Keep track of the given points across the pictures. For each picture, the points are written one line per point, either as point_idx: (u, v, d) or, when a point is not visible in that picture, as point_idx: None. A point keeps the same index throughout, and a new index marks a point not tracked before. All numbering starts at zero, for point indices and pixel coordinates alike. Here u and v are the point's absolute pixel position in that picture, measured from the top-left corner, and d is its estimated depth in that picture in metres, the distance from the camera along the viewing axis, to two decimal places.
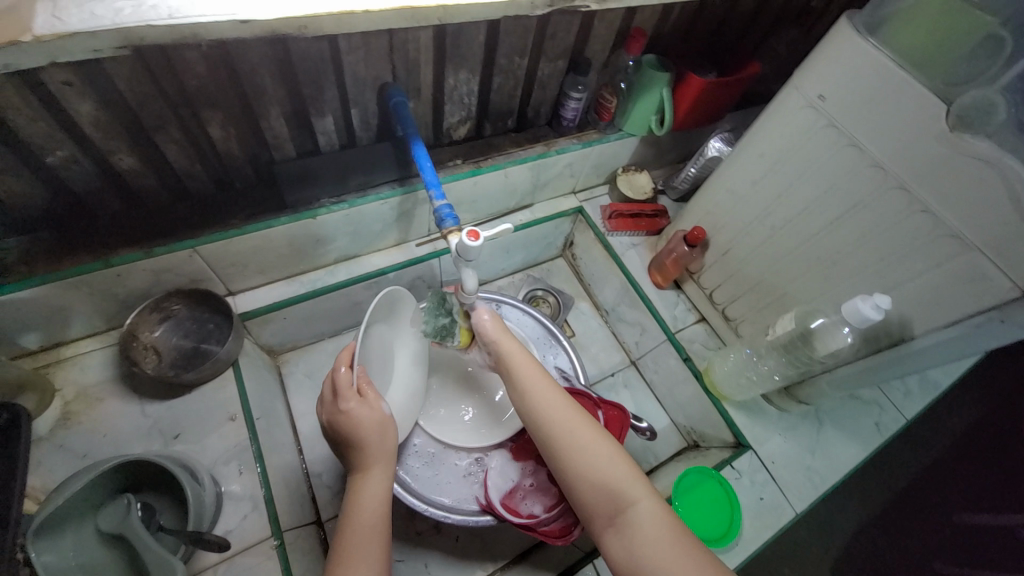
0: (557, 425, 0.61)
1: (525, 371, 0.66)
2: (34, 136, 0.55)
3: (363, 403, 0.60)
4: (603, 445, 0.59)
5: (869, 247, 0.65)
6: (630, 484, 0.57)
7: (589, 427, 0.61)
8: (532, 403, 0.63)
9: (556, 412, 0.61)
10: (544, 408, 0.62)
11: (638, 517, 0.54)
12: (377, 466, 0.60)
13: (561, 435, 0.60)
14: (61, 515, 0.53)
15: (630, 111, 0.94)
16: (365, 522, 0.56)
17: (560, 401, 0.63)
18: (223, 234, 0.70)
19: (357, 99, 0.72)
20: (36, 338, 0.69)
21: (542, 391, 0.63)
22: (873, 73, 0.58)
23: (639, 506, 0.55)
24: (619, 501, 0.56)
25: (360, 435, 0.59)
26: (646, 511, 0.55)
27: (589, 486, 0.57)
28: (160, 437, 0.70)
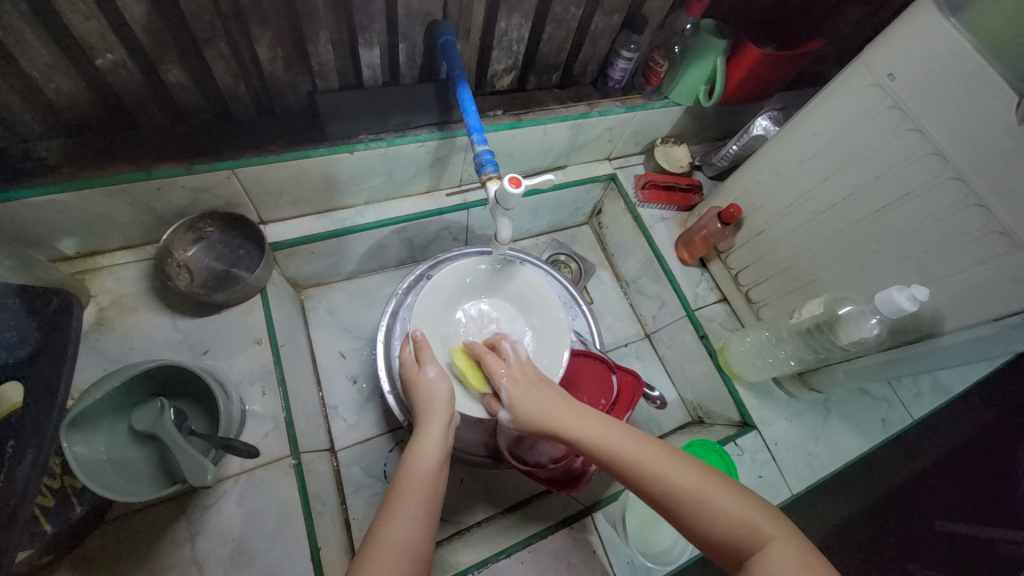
0: (634, 466, 0.52)
1: (584, 413, 0.58)
2: (86, 35, 0.54)
3: (418, 370, 0.66)
4: (705, 476, 0.50)
5: (913, 238, 0.64)
6: (751, 515, 0.47)
7: (684, 457, 0.52)
8: (603, 449, 0.54)
9: (630, 451, 0.53)
10: (620, 448, 0.53)
11: (778, 557, 0.44)
12: (431, 423, 0.60)
13: (648, 479, 0.51)
14: (96, 410, 0.56)
15: (679, 78, 0.91)
16: (417, 473, 0.56)
17: (634, 437, 0.54)
18: (262, 159, 0.70)
19: (406, 34, 0.70)
20: (74, 243, 0.70)
21: (610, 434, 0.55)
22: (951, 56, 0.55)
23: (772, 542, 0.45)
24: (748, 539, 0.46)
25: (422, 399, 0.63)
26: (782, 549, 0.45)
27: (705, 527, 0.48)
28: (189, 351, 0.72)
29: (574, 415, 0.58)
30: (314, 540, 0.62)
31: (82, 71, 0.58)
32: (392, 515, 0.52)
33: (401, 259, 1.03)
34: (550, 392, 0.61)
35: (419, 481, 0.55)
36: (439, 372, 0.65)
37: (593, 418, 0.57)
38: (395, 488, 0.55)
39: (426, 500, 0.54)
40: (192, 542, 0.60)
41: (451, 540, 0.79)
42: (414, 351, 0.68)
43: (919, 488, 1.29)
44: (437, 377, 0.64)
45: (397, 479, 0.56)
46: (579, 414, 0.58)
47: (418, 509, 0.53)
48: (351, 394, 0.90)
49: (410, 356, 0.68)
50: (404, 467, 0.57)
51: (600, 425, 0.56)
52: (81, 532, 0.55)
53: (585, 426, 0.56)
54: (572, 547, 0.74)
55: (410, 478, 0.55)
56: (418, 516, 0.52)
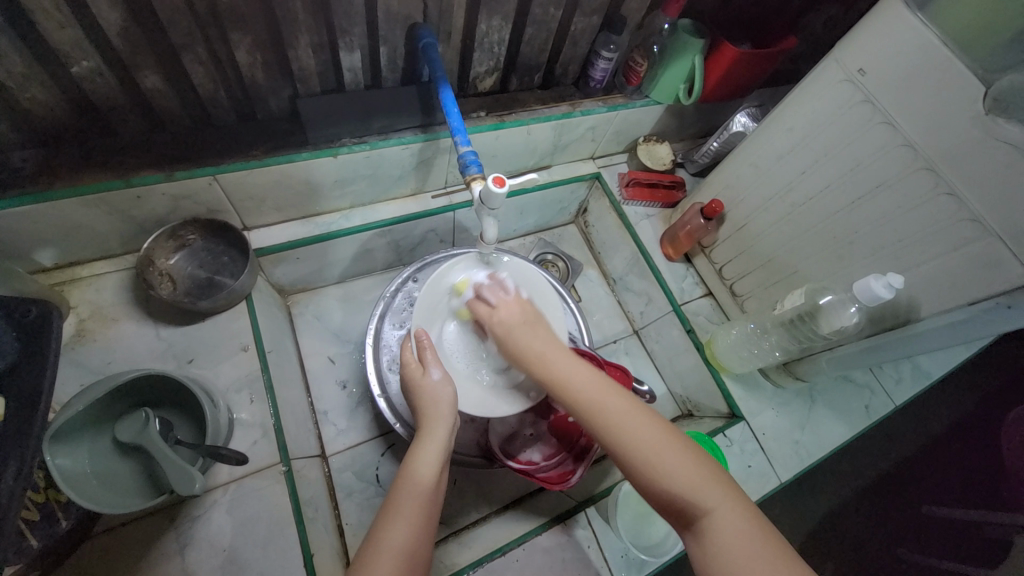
0: (596, 417, 0.52)
1: (556, 357, 0.56)
2: (60, 43, 0.53)
3: (423, 373, 0.63)
4: (664, 440, 0.50)
5: (887, 228, 0.66)
6: (702, 483, 0.47)
7: (648, 416, 0.52)
8: (564, 393, 0.54)
9: (595, 403, 0.52)
10: (584, 398, 0.53)
11: (716, 527, 0.45)
12: (436, 425, 0.59)
13: (604, 430, 0.51)
14: (79, 423, 0.55)
15: (659, 77, 0.92)
16: (421, 480, 0.55)
17: (600, 387, 0.53)
18: (245, 165, 0.70)
19: (387, 36, 0.70)
20: (52, 254, 0.69)
21: (579, 381, 0.54)
22: (918, 50, 0.57)
23: (716, 513, 0.46)
24: (693, 504, 0.47)
25: (424, 401, 0.61)
26: (723, 520, 0.46)
27: (652, 486, 0.49)
28: (174, 361, 0.71)
29: (544, 356, 0.56)
30: (307, 546, 0.61)
31: (56, 78, 0.57)
32: (392, 519, 0.52)
33: (388, 262, 1.03)
34: (529, 331, 0.59)
35: (421, 488, 0.54)
36: (445, 377, 0.63)
37: (566, 360, 0.56)
38: (395, 492, 0.54)
39: (425, 507, 0.54)
40: (181, 554, 0.59)
41: (446, 541, 0.78)
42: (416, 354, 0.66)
43: (905, 474, 1.32)
44: (442, 381, 0.63)
45: (398, 484, 0.55)
46: (549, 357, 0.56)
47: (418, 517, 0.53)
48: (341, 399, 0.89)
49: (413, 359, 0.66)
50: (406, 471, 0.56)
51: (568, 371, 0.55)
52: (66, 548, 0.54)
53: (553, 367, 0.55)
54: (567, 543, 0.75)
55: (411, 481, 0.55)
56: (419, 523, 0.52)
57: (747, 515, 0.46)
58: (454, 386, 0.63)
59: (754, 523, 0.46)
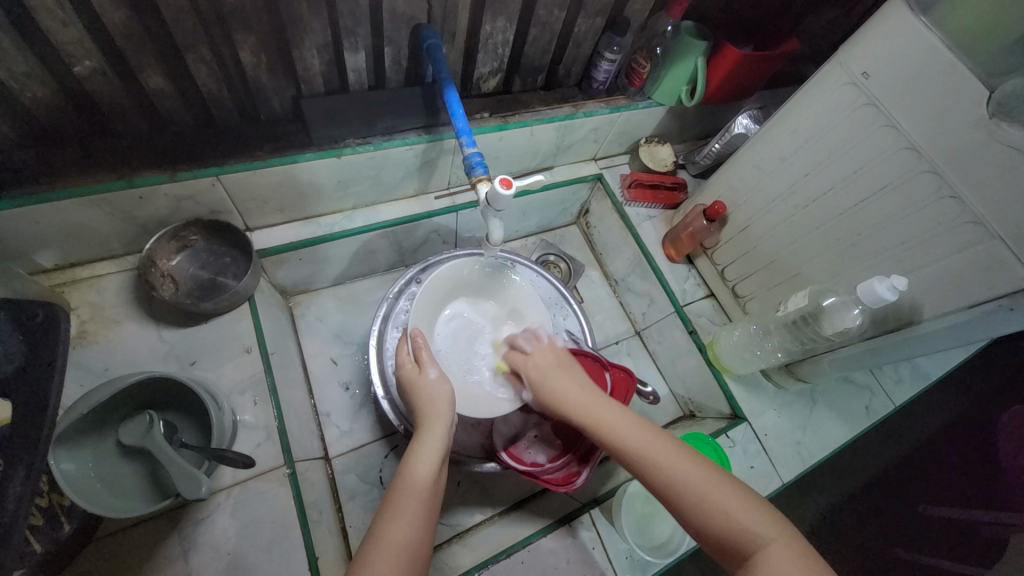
0: (640, 456, 0.54)
1: (597, 404, 0.60)
2: (65, 43, 0.53)
3: (419, 373, 0.64)
4: (706, 472, 0.51)
5: (890, 230, 0.67)
6: (751, 519, 0.47)
7: (691, 454, 0.53)
8: (608, 436, 0.56)
9: (637, 442, 0.55)
10: (628, 439, 0.55)
11: (771, 562, 0.44)
12: (434, 424, 0.59)
13: (649, 471, 0.53)
14: (82, 426, 0.54)
15: (662, 78, 0.93)
16: (417, 478, 0.55)
17: (643, 430, 0.56)
18: (248, 165, 0.69)
19: (392, 37, 0.70)
20: (53, 255, 0.69)
21: (621, 424, 0.57)
22: (922, 54, 0.57)
23: (770, 548, 0.45)
24: (744, 540, 0.47)
25: (422, 400, 0.62)
26: (780, 555, 0.45)
27: (703, 524, 0.49)
28: (176, 362, 0.71)
29: (585, 404, 0.60)
30: (312, 549, 0.61)
31: (59, 79, 0.57)
32: (392, 515, 0.52)
33: (390, 263, 1.02)
34: (568, 379, 0.63)
35: (420, 485, 0.54)
36: (441, 375, 0.63)
37: (608, 406, 0.59)
38: (395, 489, 0.54)
39: (425, 504, 0.53)
40: (185, 558, 0.58)
41: (450, 544, 0.78)
42: (412, 354, 0.66)
43: (903, 474, 1.32)
44: (439, 381, 0.63)
45: (397, 482, 0.55)
46: (591, 404, 0.60)
47: (419, 512, 0.52)
48: (344, 401, 0.89)
49: (408, 358, 0.66)
50: (406, 469, 0.56)
51: (611, 415, 0.58)
52: (69, 552, 0.53)
53: (596, 414, 0.58)
54: (572, 544, 0.75)
55: (412, 478, 0.55)
56: (419, 518, 0.52)
57: (801, 551, 0.45)
58: (451, 385, 0.64)
59: (810, 559, 0.45)
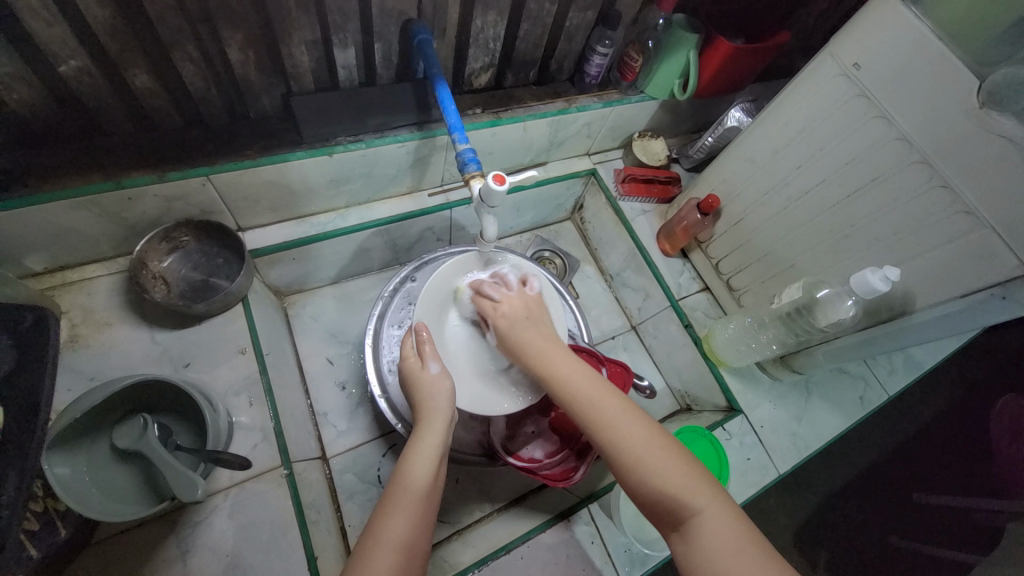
0: (591, 409, 0.53)
1: (555, 354, 0.58)
2: (48, 42, 0.52)
3: (422, 368, 0.63)
4: (651, 439, 0.51)
5: (882, 222, 0.67)
6: (689, 485, 0.48)
7: (641, 417, 0.53)
8: (562, 389, 0.55)
9: (591, 396, 0.54)
10: (583, 394, 0.54)
11: (704, 528, 0.46)
12: (434, 422, 0.58)
13: (596, 428, 0.52)
14: (75, 431, 0.54)
15: (654, 72, 0.92)
16: (415, 478, 0.54)
17: (596, 387, 0.55)
18: (240, 165, 0.69)
19: (381, 33, 0.69)
20: (42, 259, 0.68)
21: (577, 378, 0.56)
22: (912, 44, 0.57)
23: (704, 514, 0.47)
24: (681, 504, 0.48)
25: (422, 395, 0.61)
26: (710, 521, 0.46)
27: (641, 487, 0.50)
28: (170, 364, 0.70)
29: (543, 353, 0.58)
30: (311, 548, 0.61)
31: (44, 78, 0.56)
32: (390, 513, 0.52)
33: (385, 261, 1.02)
34: (534, 327, 0.62)
35: (418, 485, 0.54)
36: (443, 371, 0.62)
37: (565, 357, 0.58)
38: (392, 488, 0.54)
39: (422, 503, 0.53)
40: (183, 560, 0.58)
41: (449, 541, 0.78)
42: (416, 347, 0.65)
43: (897, 464, 1.34)
44: (440, 376, 0.62)
45: (394, 481, 0.54)
46: (550, 354, 0.58)
47: (417, 512, 0.52)
48: (341, 400, 0.89)
49: (413, 351, 0.65)
50: (404, 466, 0.55)
51: (566, 368, 0.57)
52: (66, 557, 0.53)
53: (551, 366, 0.57)
54: (571, 539, 0.75)
55: (410, 478, 0.54)
56: (419, 519, 0.52)
57: (734, 518, 0.47)
58: (452, 381, 0.63)
59: (742, 527, 0.46)
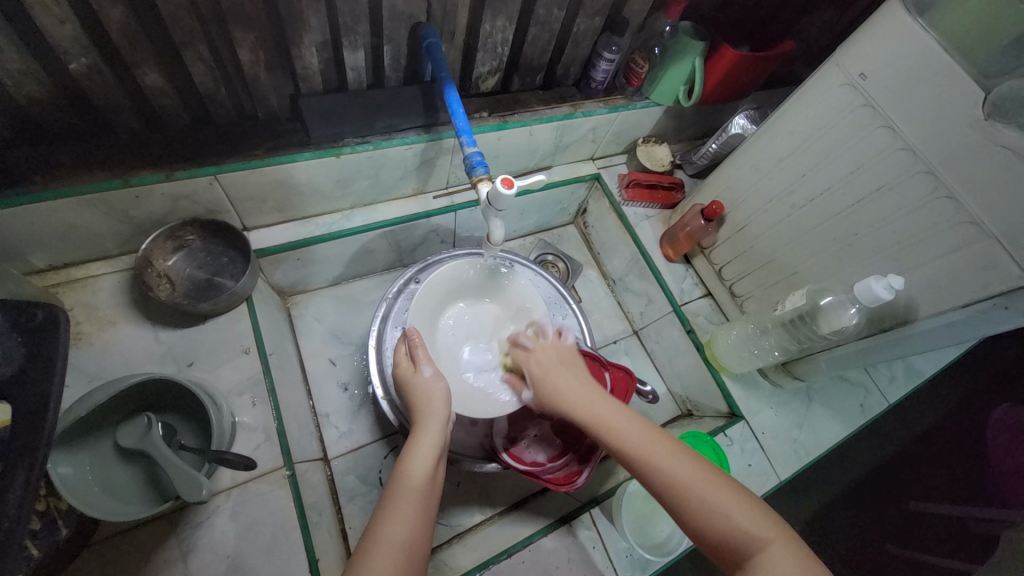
0: (641, 449, 0.54)
1: (596, 400, 0.60)
2: (61, 40, 0.52)
3: (414, 371, 0.64)
4: (706, 476, 0.51)
5: (885, 230, 0.68)
6: (751, 522, 0.47)
7: (692, 454, 0.53)
8: (609, 433, 0.56)
9: (640, 437, 0.55)
10: (629, 435, 0.55)
11: (773, 564, 0.44)
12: (431, 422, 0.59)
13: (647, 468, 0.52)
14: (78, 429, 0.53)
15: (660, 78, 0.93)
16: (413, 476, 0.55)
17: (641, 428, 0.56)
18: (248, 164, 0.69)
19: (391, 35, 0.69)
20: (47, 255, 0.68)
21: (621, 422, 0.57)
22: (919, 56, 0.58)
23: (770, 550, 0.45)
24: (744, 541, 0.46)
25: (417, 395, 0.62)
26: (778, 560, 0.45)
27: (702, 527, 0.48)
28: (173, 363, 0.70)
29: (586, 398, 0.60)
30: (313, 550, 0.61)
31: (54, 75, 0.56)
32: (389, 512, 0.52)
33: (389, 263, 1.02)
34: (573, 373, 0.64)
35: (417, 484, 0.54)
36: (436, 373, 0.64)
37: (607, 403, 0.59)
38: (391, 488, 0.54)
39: (421, 501, 0.53)
40: (184, 560, 0.58)
41: (450, 544, 0.78)
42: (408, 354, 0.67)
43: (895, 472, 1.34)
44: (434, 378, 0.63)
45: (393, 482, 0.55)
46: (593, 400, 0.59)
47: (416, 510, 0.52)
48: (343, 401, 0.89)
49: (405, 357, 0.67)
50: (403, 466, 0.56)
51: (610, 413, 0.58)
52: (66, 556, 0.52)
53: (596, 411, 0.58)
54: (572, 543, 0.75)
55: (407, 476, 0.55)
56: (417, 517, 0.52)
57: (800, 553, 0.45)
58: (446, 382, 0.64)
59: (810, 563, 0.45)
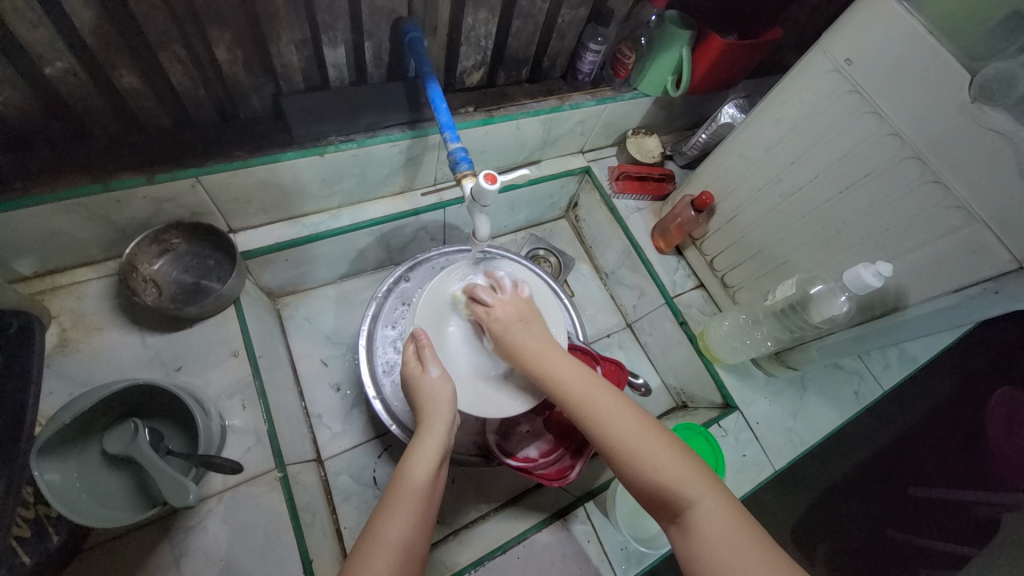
0: (585, 408, 0.55)
1: (551, 356, 0.59)
2: (33, 44, 0.51)
3: (422, 371, 0.63)
4: (644, 434, 0.53)
5: (874, 217, 0.67)
6: (686, 480, 0.50)
7: (635, 414, 0.55)
8: (560, 389, 0.57)
9: (585, 396, 0.56)
10: (578, 395, 0.56)
11: (699, 518, 0.48)
12: (435, 424, 0.58)
13: (594, 425, 0.54)
14: (64, 437, 0.53)
15: (647, 69, 0.92)
16: (415, 477, 0.54)
17: (592, 385, 0.57)
18: (230, 166, 0.68)
19: (371, 31, 0.68)
20: (30, 262, 0.67)
21: (572, 379, 0.57)
22: (904, 40, 0.57)
23: (699, 506, 0.48)
24: (677, 497, 0.49)
25: (422, 397, 0.61)
26: (705, 514, 0.48)
27: (639, 479, 0.51)
28: (162, 368, 0.70)
29: (541, 354, 0.60)
30: (306, 550, 0.61)
31: (28, 80, 0.55)
32: (390, 512, 0.52)
33: (379, 262, 1.02)
34: (527, 330, 0.63)
35: (418, 484, 0.54)
36: (443, 374, 0.62)
37: (561, 357, 0.60)
38: (392, 487, 0.54)
39: (421, 502, 0.53)
40: (176, 565, 0.58)
41: (446, 540, 0.78)
42: (416, 352, 0.65)
43: (893, 459, 1.34)
44: (441, 379, 0.62)
45: (394, 482, 0.55)
46: (543, 356, 0.60)
47: (416, 512, 0.52)
48: (335, 402, 0.89)
49: (413, 356, 0.66)
50: (405, 466, 0.56)
51: (562, 368, 0.58)
52: (57, 563, 0.52)
53: (549, 369, 0.58)
54: (567, 538, 0.75)
55: (411, 477, 0.54)
56: (417, 519, 0.52)
57: (727, 507, 0.48)
58: (453, 385, 0.62)
59: (735, 516, 0.48)
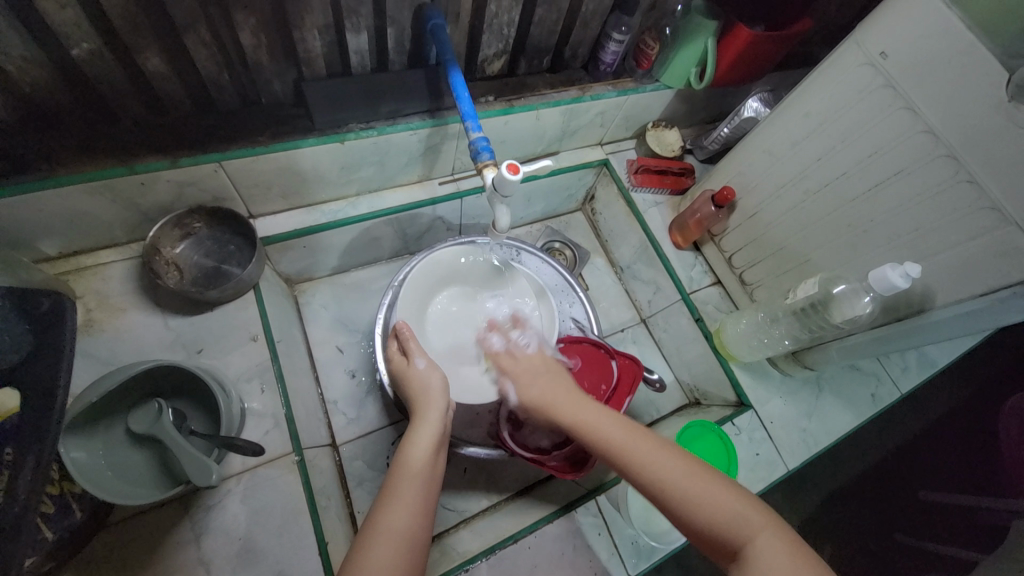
0: (623, 453, 0.55)
1: (579, 401, 0.61)
2: (62, 25, 0.51)
3: (408, 364, 0.66)
4: (688, 465, 0.52)
5: (903, 216, 0.66)
6: (737, 513, 0.48)
7: (670, 447, 0.55)
8: (597, 435, 0.57)
9: (622, 440, 0.56)
10: (609, 436, 0.57)
11: (762, 554, 0.45)
12: (428, 412, 0.61)
13: (635, 467, 0.54)
14: (91, 415, 0.54)
15: (671, 60, 0.90)
16: (411, 463, 0.56)
17: (627, 427, 0.57)
18: (251, 151, 0.68)
19: (395, 17, 0.68)
20: (55, 243, 0.68)
21: (612, 428, 0.57)
22: (942, 34, 0.55)
23: (757, 539, 0.46)
24: (733, 533, 0.47)
25: (414, 389, 0.64)
26: (766, 546, 0.45)
27: (688, 516, 0.50)
28: (183, 350, 0.71)
29: (572, 401, 0.61)
30: (321, 533, 0.62)
31: (57, 61, 0.56)
32: (392, 503, 0.52)
33: (394, 250, 1.02)
34: (555, 380, 0.65)
35: (416, 471, 0.55)
36: (430, 364, 0.65)
37: (595, 407, 0.60)
38: (392, 478, 0.55)
39: (421, 488, 0.54)
40: (197, 543, 0.59)
41: (456, 529, 0.79)
42: (399, 348, 0.69)
43: (904, 461, 1.33)
44: (428, 369, 0.65)
45: (394, 470, 0.56)
46: (576, 403, 0.61)
47: (416, 498, 0.53)
48: (351, 388, 0.90)
49: (397, 352, 0.69)
50: (402, 458, 0.57)
51: (593, 413, 0.59)
52: (81, 537, 0.54)
53: (584, 416, 0.59)
54: (576, 531, 0.75)
55: (408, 463, 0.56)
56: (417, 501, 0.53)
57: (790, 539, 0.46)
58: (442, 371, 0.66)
59: (797, 549, 0.45)
